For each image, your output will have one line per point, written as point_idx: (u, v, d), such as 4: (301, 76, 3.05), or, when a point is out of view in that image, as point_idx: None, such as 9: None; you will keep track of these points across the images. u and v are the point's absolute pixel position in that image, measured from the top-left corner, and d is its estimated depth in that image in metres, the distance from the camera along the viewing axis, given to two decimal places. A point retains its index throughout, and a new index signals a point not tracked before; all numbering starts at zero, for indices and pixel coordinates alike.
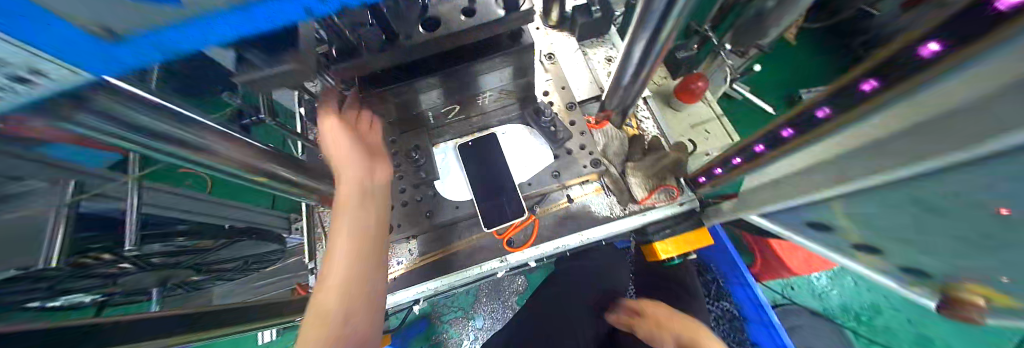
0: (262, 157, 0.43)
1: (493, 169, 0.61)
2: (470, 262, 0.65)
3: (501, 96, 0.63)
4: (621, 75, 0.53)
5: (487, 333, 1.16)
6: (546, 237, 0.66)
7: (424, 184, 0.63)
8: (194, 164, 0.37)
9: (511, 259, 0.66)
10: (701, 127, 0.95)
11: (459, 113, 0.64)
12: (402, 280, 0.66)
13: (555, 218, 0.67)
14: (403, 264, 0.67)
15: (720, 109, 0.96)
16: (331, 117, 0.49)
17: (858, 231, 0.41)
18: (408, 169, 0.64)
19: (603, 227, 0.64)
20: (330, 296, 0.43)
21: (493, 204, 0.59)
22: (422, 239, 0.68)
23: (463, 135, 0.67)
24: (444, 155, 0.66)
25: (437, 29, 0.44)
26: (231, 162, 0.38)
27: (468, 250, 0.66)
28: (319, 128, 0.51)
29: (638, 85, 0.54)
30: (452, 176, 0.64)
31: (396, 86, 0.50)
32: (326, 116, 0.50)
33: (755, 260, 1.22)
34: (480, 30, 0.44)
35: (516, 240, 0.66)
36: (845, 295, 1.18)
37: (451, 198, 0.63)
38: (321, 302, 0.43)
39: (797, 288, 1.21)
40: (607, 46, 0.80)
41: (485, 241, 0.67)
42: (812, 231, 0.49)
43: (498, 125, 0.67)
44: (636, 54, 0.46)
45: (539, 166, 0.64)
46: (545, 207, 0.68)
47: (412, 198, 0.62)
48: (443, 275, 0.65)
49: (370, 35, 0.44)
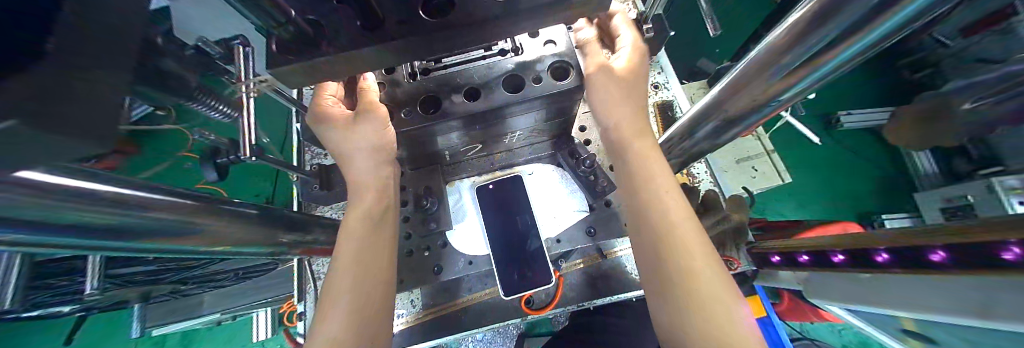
0: (211, 213, 0.33)
1: (518, 219, 0.52)
2: (480, 324, 0.55)
3: (532, 135, 0.54)
4: (693, 129, 0.44)
5: None
6: (571, 298, 0.56)
7: (434, 233, 0.53)
8: (111, 242, 0.27)
9: (528, 320, 0.56)
10: (748, 163, 0.83)
11: (480, 150, 0.57)
12: (400, 338, 0.56)
13: (583, 277, 0.58)
14: (404, 318, 0.58)
15: (771, 145, 0.85)
16: (326, 96, 0.44)
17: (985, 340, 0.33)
18: (417, 213, 0.54)
19: (639, 292, 0.54)
20: (338, 313, 0.38)
21: (515, 263, 0.50)
22: (427, 289, 0.59)
23: (484, 172, 0.59)
24: (458, 195, 0.59)
25: (448, 13, 0.26)
26: (155, 231, 0.28)
27: (479, 306, 0.57)
28: (314, 102, 0.44)
29: (708, 138, 0.44)
30: (468, 223, 0.56)
31: (418, 127, 0.42)
32: (322, 95, 0.44)
33: (783, 297, 0.88)
34: (518, 20, 0.27)
35: (537, 299, 0.57)
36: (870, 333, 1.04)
37: (465, 251, 0.54)
38: (329, 322, 0.38)
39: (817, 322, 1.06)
40: (654, 70, 0.69)
41: (499, 296, 0.58)
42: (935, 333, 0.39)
43: (525, 164, 0.59)
44: (730, 105, 0.36)
45: (570, 219, 0.54)
46: (571, 263, 0.59)
47: (417, 247, 0.53)
48: (448, 337, 0.55)
49: (342, 23, 0.26)
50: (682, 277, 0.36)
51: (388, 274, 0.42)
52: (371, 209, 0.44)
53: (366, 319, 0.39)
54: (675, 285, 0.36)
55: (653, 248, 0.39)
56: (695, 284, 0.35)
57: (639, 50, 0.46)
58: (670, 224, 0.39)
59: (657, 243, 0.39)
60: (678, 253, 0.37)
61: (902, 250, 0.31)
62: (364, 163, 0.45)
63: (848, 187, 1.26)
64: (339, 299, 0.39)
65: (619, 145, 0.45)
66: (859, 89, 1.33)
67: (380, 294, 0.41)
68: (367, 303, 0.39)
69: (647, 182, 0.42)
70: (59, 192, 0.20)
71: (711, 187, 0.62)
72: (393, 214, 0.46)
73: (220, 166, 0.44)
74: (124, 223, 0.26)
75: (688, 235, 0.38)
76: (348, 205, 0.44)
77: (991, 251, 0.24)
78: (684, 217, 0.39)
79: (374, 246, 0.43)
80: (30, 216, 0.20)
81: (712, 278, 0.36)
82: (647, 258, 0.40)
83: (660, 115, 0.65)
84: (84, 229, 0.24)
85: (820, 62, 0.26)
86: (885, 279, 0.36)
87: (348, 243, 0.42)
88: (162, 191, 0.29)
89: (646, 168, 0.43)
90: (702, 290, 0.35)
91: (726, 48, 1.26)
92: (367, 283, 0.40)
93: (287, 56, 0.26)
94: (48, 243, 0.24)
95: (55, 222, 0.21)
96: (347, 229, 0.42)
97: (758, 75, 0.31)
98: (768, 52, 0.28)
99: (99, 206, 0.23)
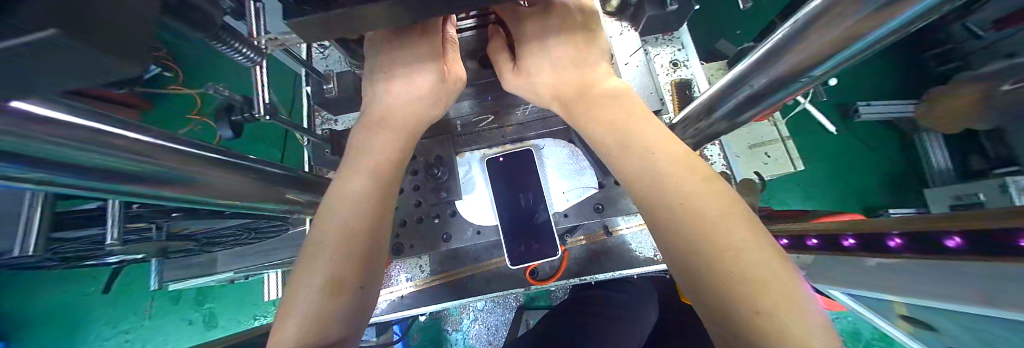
0: (221, 167, 0.33)
1: (527, 190, 0.53)
2: (485, 289, 0.58)
3: (545, 109, 0.54)
4: (713, 108, 0.43)
5: (487, 314, 1.25)
6: (573, 272, 0.58)
7: (442, 203, 0.54)
8: (126, 188, 0.27)
9: (532, 289, 0.59)
10: (760, 149, 0.82)
11: (491, 122, 0.57)
12: (409, 300, 0.59)
13: (590, 252, 0.59)
14: (412, 281, 0.60)
15: (787, 131, 0.83)
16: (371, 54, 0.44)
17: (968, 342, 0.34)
18: (426, 182, 0.55)
19: (641, 269, 0.56)
20: (328, 253, 0.35)
21: (524, 235, 0.52)
22: (435, 256, 0.61)
23: (494, 145, 0.58)
24: (468, 167, 0.58)
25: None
26: (162, 182, 0.28)
27: (485, 274, 0.59)
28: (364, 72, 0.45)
29: (723, 118, 0.44)
30: (475, 195, 0.56)
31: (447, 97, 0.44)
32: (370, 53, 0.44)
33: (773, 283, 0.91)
34: None
35: (541, 271, 0.58)
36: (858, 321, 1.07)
37: (473, 221, 0.54)
38: (320, 262, 0.35)
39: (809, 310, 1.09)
40: (675, 46, 0.66)
41: (506, 266, 0.59)
42: (920, 328, 0.40)
43: (537, 138, 0.58)
44: (751, 87, 0.36)
45: (580, 196, 0.54)
46: (577, 238, 0.60)
47: (427, 215, 0.54)
48: (454, 300, 0.58)
49: None
50: (716, 254, 0.31)
51: (381, 224, 0.39)
52: (389, 155, 0.41)
53: (358, 266, 0.36)
54: (712, 264, 0.31)
55: (672, 247, 0.34)
56: (730, 259, 0.30)
57: (573, 32, 0.45)
58: (693, 219, 0.33)
59: (679, 242, 0.33)
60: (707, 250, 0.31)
61: (920, 235, 0.31)
62: (397, 127, 0.43)
63: (858, 180, 1.25)
64: (321, 250, 0.35)
65: (604, 154, 0.42)
66: (883, 77, 1.27)
67: (379, 241, 0.39)
68: (354, 254, 0.36)
69: (661, 145, 0.38)
70: (94, 135, 0.21)
71: (724, 169, 0.62)
72: (396, 164, 0.41)
73: (233, 123, 0.44)
74: (146, 172, 0.26)
75: (716, 203, 0.33)
76: (357, 141, 0.42)
77: (999, 237, 0.24)
78: (706, 187, 0.34)
79: (383, 191, 0.39)
80: (56, 160, 0.20)
81: (757, 266, 0.29)
82: (671, 259, 0.35)
83: (677, 94, 0.64)
84: (108, 175, 0.24)
85: (845, 48, 0.25)
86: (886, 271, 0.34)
87: (337, 190, 0.38)
88: (178, 141, 0.29)
89: (650, 133, 0.39)
90: (741, 267, 0.29)
91: (750, 28, 1.19)
92: (364, 224, 0.37)
93: (303, 8, 0.25)
94: (70, 185, 0.24)
95: (80, 168, 0.22)
96: (356, 167, 0.39)
97: (782, 53, 0.29)
98: (794, 31, 0.27)
99: (118, 153, 0.23)
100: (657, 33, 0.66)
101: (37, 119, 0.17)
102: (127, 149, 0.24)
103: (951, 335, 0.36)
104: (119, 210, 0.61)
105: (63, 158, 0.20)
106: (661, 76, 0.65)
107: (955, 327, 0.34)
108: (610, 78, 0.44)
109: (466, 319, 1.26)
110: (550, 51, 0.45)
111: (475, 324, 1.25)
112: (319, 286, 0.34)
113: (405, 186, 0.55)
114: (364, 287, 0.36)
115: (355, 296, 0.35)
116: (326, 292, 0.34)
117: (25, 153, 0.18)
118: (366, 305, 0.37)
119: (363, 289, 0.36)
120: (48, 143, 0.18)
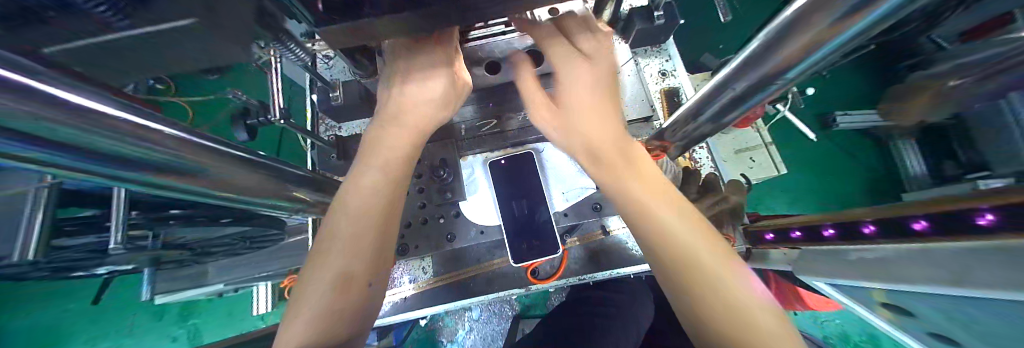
0: (240, 164, 0.35)
1: (528, 191, 0.56)
2: (488, 290, 0.59)
3: None
4: (699, 111, 0.47)
5: (484, 324, 1.24)
6: (573, 271, 0.60)
7: (446, 204, 0.56)
8: (151, 180, 0.29)
9: (533, 289, 0.60)
10: (746, 154, 0.86)
11: (493, 126, 0.60)
12: (412, 301, 0.60)
13: (588, 251, 0.61)
14: (415, 283, 0.61)
15: (770, 137, 0.88)
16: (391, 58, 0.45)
17: (937, 323, 0.37)
18: (430, 184, 0.57)
19: (638, 266, 0.58)
20: (338, 246, 0.37)
21: (527, 234, 0.54)
22: (438, 257, 0.62)
23: (496, 149, 0.61)
24: (471, 170, 0.59)
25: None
26: (187, 175, 0.30)
27: (487, 275, 0.61)
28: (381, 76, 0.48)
29: (709, 121, 0.48)
30: (478, 196, 0.58)
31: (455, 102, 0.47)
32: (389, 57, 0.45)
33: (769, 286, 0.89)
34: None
35: (542, 271, 0.60)
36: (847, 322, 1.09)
37: (476, 221, 0.56)
38: (330, 255, 0.36)
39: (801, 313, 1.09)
40: (662, 58, 0.71)
41: (507, 266, 0.61)
42: (898, 314, 0.43)
43: (536, 141, 0.60)
44: (734, 90, 0.39)
45: (578, 196, 0.57)
46: (576, 237, 0.62)
47: (432, 216, 0.56)
48: (457, 300, 0.59)
49: None
50: (685, 261, 0.35)
51: (391, 219, 0.40)
52: (399, 153, 0.43)
53: (367, 264, 0.38)
54: (683, 270, 0.35)
55: (658, 264, 0.38)
56: (697, 263, 0.35)
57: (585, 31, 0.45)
58: (673, 242, 0.36)
59: (664, 263, 0.37)
60: (688, 269, 0.35)
61: (894, 220, 0.34)
62: (406, 127, 0.44)
63: (841, 185, 1.30)
64: (334, 244, 0.37)
65: (596, 177, 0.45)
66: (857, 88, 1.36)
67: (388, 235, 0.40)
68: (365, 248, 0.38)
69: (634, 162, 0.42)
70: (138, 128, 0.23)
71: (713, 171, 0.66)
72: (405, 167, 0.43)
73: (247, 126, 0.46)
74: (175, 165, 0.28)
75: (682, 213, 0.38)
76: (369, 141, 0.43)
77: (955, 218, 0.28)
78: (672, 199, 0.39)
79: (393, 189, 0.41)
80: (102, 150, 0.22)
81: (718, 268, 0.34)
82: (657, 273, 0.39)
83: (665, 101, 0.68)
84: (139, 166, 0.26)
85: (814, 53, 0.28)
86: (858, 263, 0.37)
87: (349, 186, 0.40)
88: (205, 137, 0.30)
89: (627, 149, 0.43)
90: (706, 270, 0.34)
91: (732, 42, 1.26)
92: (376, 218, 0.39)
93: (331, 16, 0.28)
94: (104, 175, 0.26)
95: (120, 158, 0.23)
96: (367, 165, 0.41)
97: (759, 59, 0.33)
98: (769, 40, 0.31)
99: (155, 146, 0.25)
100: (646, 46, 0.71)
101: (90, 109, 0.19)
102: (162, 142, 0.25)
103: (923, 318, 0.39)
104: (122, 215, 0.61)
105: (109, 147, 0.22)
106: (651, 85, 0.70)
107: (926, 311, 0.37)
108: (607, 92, 0.45)
109: (463, 330, 1.24)
110: (563, 46, 0.44)
111: (472, 335, 1.23)
112: (331, 278, 0.35)
113: (409, 188, 0.57)
114: (371, 284, 0.38)
115: (364, 292, 0.37)
116: (337, 285, 0.35)
117: (73, 143, 0.20)
118: (371, 300, 0.38)
119: (371, 283, 0.38)
120: (102, 133, 0.20)
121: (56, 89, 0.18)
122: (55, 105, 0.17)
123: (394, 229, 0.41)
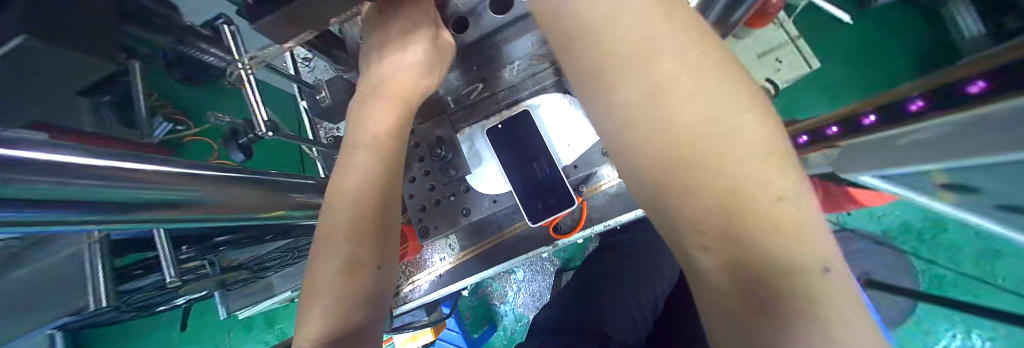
0: (242, 186, 0.36)
1: (531, 149, 0.54)
2: (515, 254, 0.61)
3: (534, 64, 0.52)
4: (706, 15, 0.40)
5: (528, 282, 1.31)
6: (595, 219, 0.59)
7: (455, 181, 0.56)
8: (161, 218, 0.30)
9: (560, 244, 0.61)
10: (770, 56, 0.76)
11: (482, 91, 0.56)
12: (448, 276, 0.63)
13: (607, 198, 0.59)
14: (447, 260, 0.64)
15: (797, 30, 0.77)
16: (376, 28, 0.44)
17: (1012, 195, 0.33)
18: (434, 164, 0.56)
19: None
20: (341, 235, 0.37)
21: (538, 193, 0.53)
22: (461, 233, 0.64)
23: (490, 115, 0.59)
24: (471, 142, 0.59)
25: None
26: (196, 207, 0.31)
27: (513, 239, 0.62)
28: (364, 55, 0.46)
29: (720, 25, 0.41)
30: (484, 166, 0.57)
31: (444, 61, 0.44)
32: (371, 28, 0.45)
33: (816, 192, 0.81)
34: None
35: (563, 225, 0.60)
36: (906, 212, 0.99)
37: (487, 191, 0.56)
38: (335, 245, 0.37)
39: (853, 214, 1.02)
40: None
41: (530, 228, 0.61)
42: (962, 193, 0.39)
43: (531, 97, 0.57)
44: None
45: (584, 144, 0.54)
46: (591, 187, 0.60)
47: (443, 195, 0.56)
48: (490, 268, 0.61)
49: None
50: (700, 162, 0.23)
51: (390, 201, 0.41)
52: (389, 132, 0.41)
53: (373, 248, 0.39)
54: (691, 172, 0.23)
55: (656, 164, 0.26)
56: (716, 164, 0.22)
57: None
58: (698, 150, 0.23)
59: (687, 190, 0.23)
60: (737, 210, 0.21)
61: (941, 90, 0.29)
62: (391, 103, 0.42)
63: None
64: (334, 236, 0.37)
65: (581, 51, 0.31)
66: None
67: (389, 217, 0.41)
68: (369, 234, 0.39)
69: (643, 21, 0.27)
70: (131, 173, 0.23)
71: None
72: (395, 143, 0.41)
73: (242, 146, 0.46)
74: (181, 200, 0.29)
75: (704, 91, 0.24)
76: (352, 123, 0.42)
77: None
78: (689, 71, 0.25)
79: (385, 171, 0.40)
80: (105, 200, 0.22)
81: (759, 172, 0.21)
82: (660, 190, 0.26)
83: None
84: (156, 207, 0.27)
85: None
86: (914, 146, 0.32)
87: (343, 175, 0.39)
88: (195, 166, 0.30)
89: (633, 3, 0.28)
90: (735, 175, 0.21)
91: None
92: (374, 202, 0.39)
93: None
94: (121, 222, 0.27)
95: (127, 205, 0.24)
96: (358, 147, 0.40)
97: None
98: None
99: (153, 187, 0.25)
100: None
101: (70, 165, 0.19)
102: (159, 181, 0.26)
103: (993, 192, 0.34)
104: (170, 253, 0.66)
105: (109, 197, 0.22)
106: None
107: (997, 184, 0.32)
108: None
109: (510, 291, 1.32)
110: None
111: (520, 294, 1.32)
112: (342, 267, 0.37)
113: (415, 173, 0.56)
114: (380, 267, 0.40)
115: (372, 277, 0.39)
116: (348, 273, 0.37)
117: (79, 200, 0.21)
118: (381, 282, 0.40)
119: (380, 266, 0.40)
120: (94, 184, 0.21)
121: (44, 151, 0.18)
122: (46, 169, 0.18)
123: (393, 211, 0.42)
